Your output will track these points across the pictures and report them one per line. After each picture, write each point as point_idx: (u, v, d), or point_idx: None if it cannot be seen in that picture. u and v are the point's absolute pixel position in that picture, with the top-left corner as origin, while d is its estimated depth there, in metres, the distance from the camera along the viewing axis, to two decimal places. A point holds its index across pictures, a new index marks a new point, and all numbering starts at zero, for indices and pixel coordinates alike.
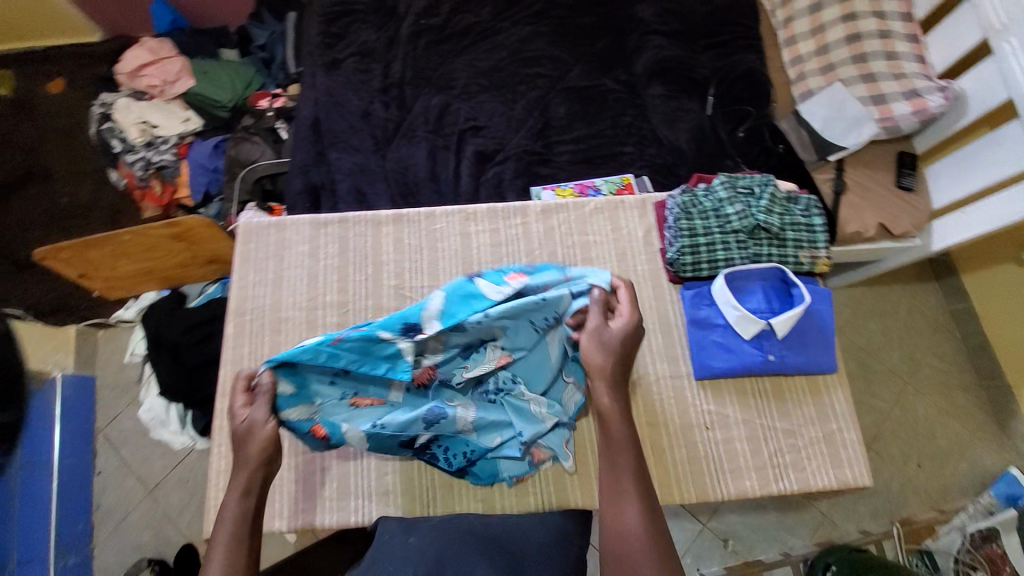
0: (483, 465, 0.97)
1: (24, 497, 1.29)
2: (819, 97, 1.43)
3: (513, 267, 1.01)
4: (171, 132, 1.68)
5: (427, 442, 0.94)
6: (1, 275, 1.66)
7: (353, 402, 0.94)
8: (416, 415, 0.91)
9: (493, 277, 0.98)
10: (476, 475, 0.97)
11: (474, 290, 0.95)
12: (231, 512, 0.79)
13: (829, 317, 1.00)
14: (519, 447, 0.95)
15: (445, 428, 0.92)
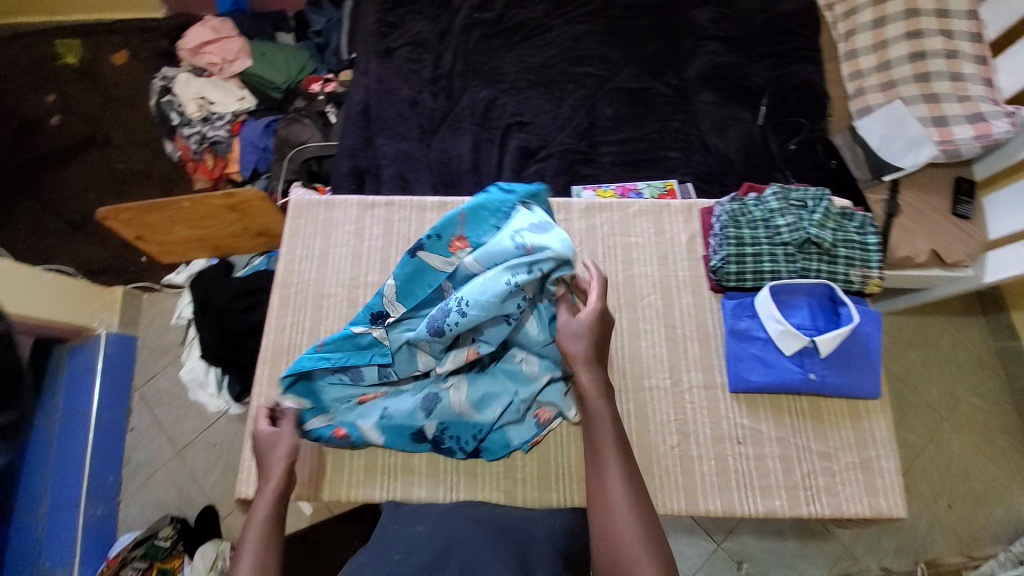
0: (493, 440, 0.98)
1: (60, 445, 1.42)
2: (877, 115, 1.39)
3: (451, 226, 0.97)
4: (226, 109, 1.75)
5: (438, 432, 0.97)
6: (58, 233, 1.75)
7: (360, 399, 1.00)
8: (416, 406, 0.97)
9: (435, 246, 0.96)
10: (488, 452, 0.98)
11: (421, 268, 0.96)
12: (262, 508, 0.82)
13: (877, 341, 0.97)
14: (518, 410, 0.97)
15: (443, 412, 0.96)
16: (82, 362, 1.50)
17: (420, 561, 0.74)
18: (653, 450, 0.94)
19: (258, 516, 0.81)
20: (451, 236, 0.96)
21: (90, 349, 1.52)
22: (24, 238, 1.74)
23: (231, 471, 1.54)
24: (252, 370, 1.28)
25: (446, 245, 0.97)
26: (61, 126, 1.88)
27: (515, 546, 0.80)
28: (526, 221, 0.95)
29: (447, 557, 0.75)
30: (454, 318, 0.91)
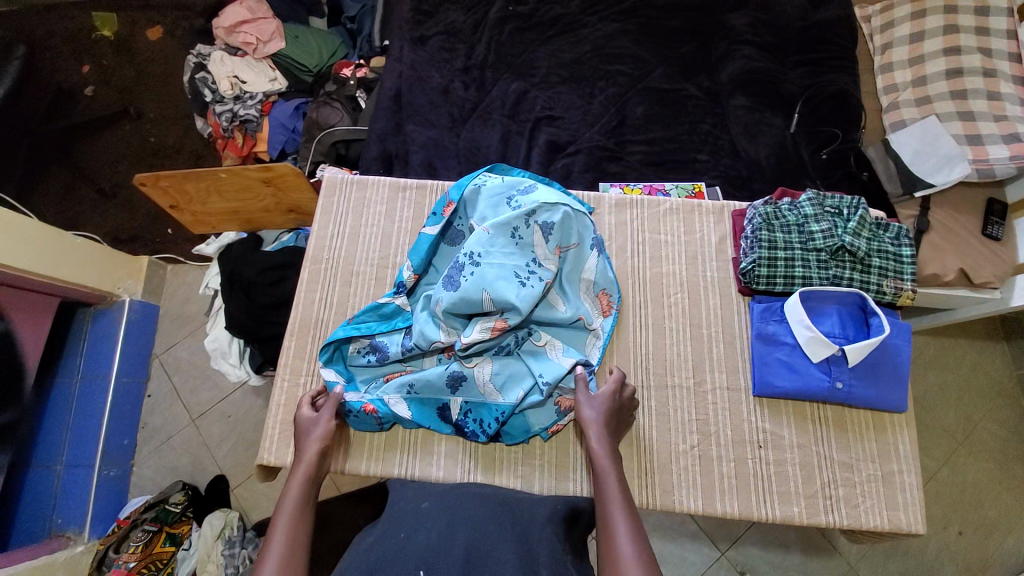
0: (514, 424, 0.99)
1: (79, 406, 1.46)
2: (911, 129, 1.36)
3: (442, 201, 1.10)
4: (257, 89, 1.73)
5: (460, 412, 0.98)
6: (88, 200, 1.78)
7: (387, 377, 1.02)
8: (440, 382, 0.98)
9: (432, 220, 1.08)
10: (507, 436, 0.99)
11: (429, 242, 1.05)
12: (293, 490, 0.84)
13: (906, 353, 0.97)
14: (541, 393, 0.96)
15: (468, 391, 0.98)
16: (106, 325, 1.54)
17: (427, 540, 0.74)
18: (673, 448, 0.97)
19: (290, 494, 0.83)
20: (444, 207, 1.09)
21: (113, 315, 1.55)
22: (55, 203, 1.77)
23: (243, 443, 1.56)
24: (275, 343, 1.30)
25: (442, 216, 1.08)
26: (95, 97, 1.91)
27: (518, 526, 0.80)
28: (507, 185, 1.08)
29: (454, 533, 0.75)
30: (467, 269, 0.97)
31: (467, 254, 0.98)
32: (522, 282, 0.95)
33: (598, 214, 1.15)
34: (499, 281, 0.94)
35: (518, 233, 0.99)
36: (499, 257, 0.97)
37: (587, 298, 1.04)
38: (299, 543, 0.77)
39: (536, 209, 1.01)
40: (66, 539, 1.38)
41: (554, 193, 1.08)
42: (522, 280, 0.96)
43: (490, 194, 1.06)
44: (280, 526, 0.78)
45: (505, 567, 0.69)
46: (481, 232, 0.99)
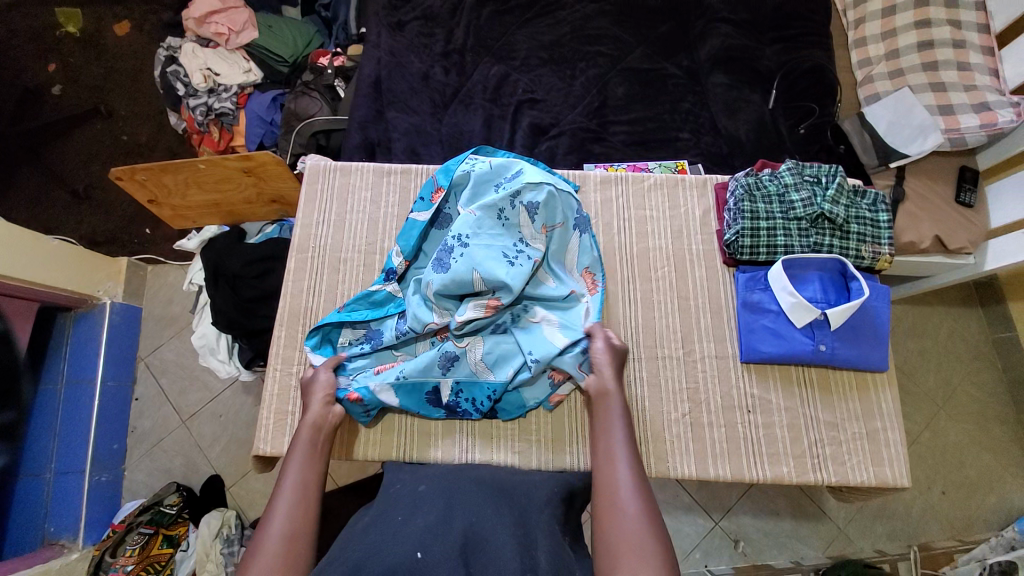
0: (509, 400, 1.00)
1: (65, 413, 1.43)
2: (886, 101, 1.38)
3: (431, 185, 1.10)
4: (232, 81, 1.67)
5: (451, 394, 0.98)
6: (61, 202, 1.73)
7: (377, 368, 1.00)
8: (432, 364, 0.97)
9: (420, 204, 1.08)
10: (503, 412, 1.00)
11: (417, 227, 1.06)
12: (303, 435, 0.89)
13: (886, 315, 1.00)
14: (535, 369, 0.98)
15: (460, 370, 0.98)
16: (89, 329, 1.50)
17: (425, 523, 0.73)
18: (665, 417, 0.99)
19: (301, 437, 0.89)
20: (432, 192, 1.09)
21: (95, 319, 1.51)
22: (26, 207, 1.71)
23: (237, 441, 1.54)
24: (265, 336, 1.28)
25: (430, 201, 1.08)
26: (63, 96, 1.84)
27: (516, 509, 0.81)
28: (494, 167, 1.06)
29: (451, 518, 0.75)
30: (456, 253, 0.96)
31: (455, 237, 0.98)
32: (510, 262, 0.96)
33: (583, 191, 1.16)
34: (489, 261, 0.95)
35: (504, 215, 0.99)
36: (487, 240, 0.97)
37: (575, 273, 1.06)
38: (307, 481, 0.83)
39: (523, 189, 1.00)
40: (60, 547, 1.37)
41: (540, 172, 1.07)
42: (510, 260, 0.96)
43: (478, 175, 1.05)
44: (293, 465, 0.84)
45: (504, 553, 0.70)
46: (469, 215, 0.99)
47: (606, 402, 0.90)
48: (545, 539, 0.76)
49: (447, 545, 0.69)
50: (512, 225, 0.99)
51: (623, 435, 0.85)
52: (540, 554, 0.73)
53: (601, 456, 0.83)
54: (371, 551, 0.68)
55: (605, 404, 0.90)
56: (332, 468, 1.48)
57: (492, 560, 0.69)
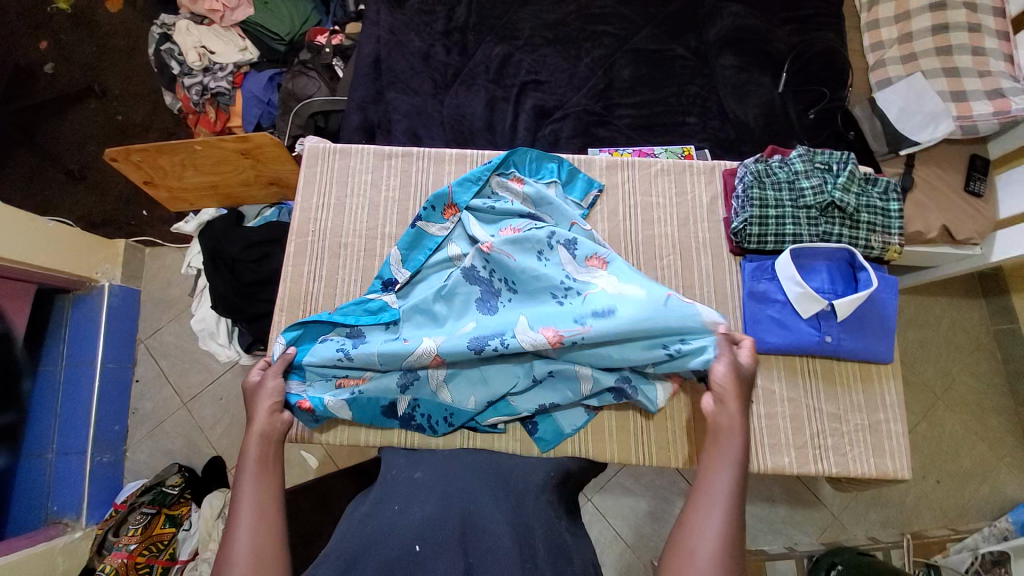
0: (544, 429, 0.98)
1: (65, 395, 1.43)
2: (898, 86, 1.34)
3: (441, 196, 1.07)
4: (228, 60, 1.63)
5: (410, 412, 0.97)
6: (55, 183, 1.70)
7: (339, 382, 0.97)
8: (391, 382, 0.95)
9: (431, 216, 1.07)
10: (541, 442, 0.98)
11: (423, 237, 1.06)
12: (252, 448, 0.83)
13: (893, 306, 0.99)
14: (528, 376, 0.94)
15: (419, 391, 0.95)
16: (87, 311, 1.49)
17: (421, 516, 0.73)
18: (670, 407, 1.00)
19: (249, 447, 0.83)
20: (444, 206, 1.07)
21: (93, 301, 1.50)
22: (20, 187, 1.68)
23: (237, 424, 1.55)
24: (265, 320, 1.27)
25: (440, 214, 1.07)
26: (55, 74, 1.80)
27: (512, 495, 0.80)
28: (521, 206, 1.06)
29: (448, 506, 0.75)
30: (507, 294, 0.99)
31: (488, 266, 0.99)
32: (556, 299, 0.96)
33: (605, 192, 1.14)
34: (537, 305, 0.96)
35: (543, 254, 0.99)
36: (534, 278, 0.97)
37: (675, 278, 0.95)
38: (266, 490, 0.78)
39: (555, 230, 1.01)
40: (63, 526, 1.38)
41: (568, 211, 1.07)
42: (559, 298, 0.95)
43: (499, 211, 1.06)
44: (248, 476, 0.79)
45: (499, 538, 0.69)
46: (499, 254, 0.97)
47: (728, 436, 0.78)
48: (543, 527, 0.76)
49: (446, 539, 0.68)
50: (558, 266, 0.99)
51: (729, 487, 0.72)
52: (537, 542, 0.72)
53: (699, 492, 0.72)
54: (366, 544, 0.68)
55: (721, 443, 0.77)
56: (332, 451, 1.49)
57: (489, 543, 0.69)
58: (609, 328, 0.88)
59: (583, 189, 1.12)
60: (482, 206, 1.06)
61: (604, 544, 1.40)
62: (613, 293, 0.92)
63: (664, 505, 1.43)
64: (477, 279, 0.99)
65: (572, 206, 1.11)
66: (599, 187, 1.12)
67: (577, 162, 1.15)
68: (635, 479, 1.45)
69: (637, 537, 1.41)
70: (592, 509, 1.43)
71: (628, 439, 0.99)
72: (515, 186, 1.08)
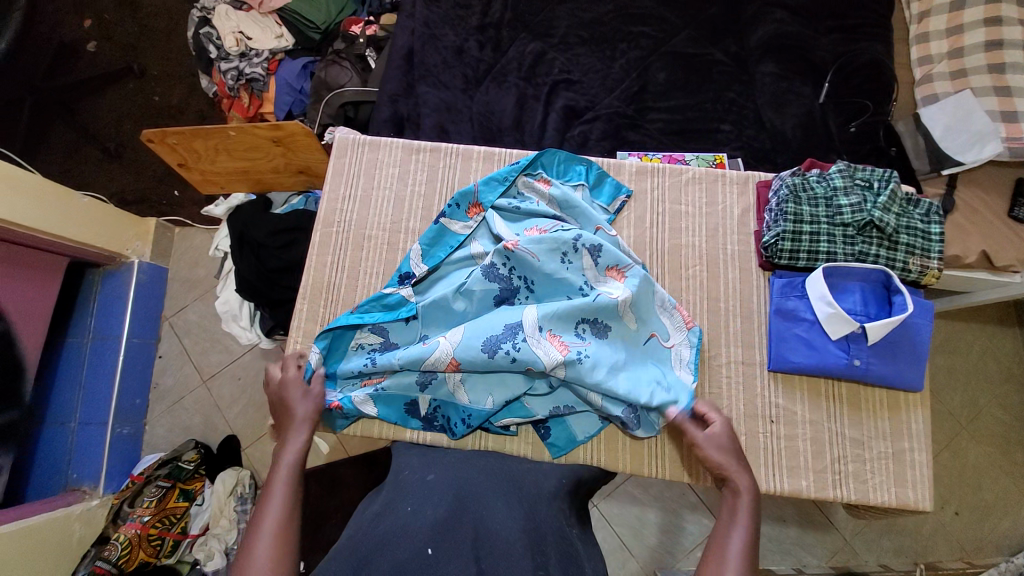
0: (557, 434, 0.97)
1: (90, 365, 1.48)
2: (944, 103, 1.29)
3: (467, 193, 1.07)
4: (264, 47, 1.65)
5: (431, 412, 0.98)
6: (93, 160, 1.75)
7: (363, 383, 0.99)
8: (411, 380, 0.96)
9: (456, 213, 1.07)
10: (554, 448, 0.97)
11: (446, 234, 1.06)
12: (287, 458, 0.83)
13: (928, 333, 0.95)
14: (546, 382, 0.94)
15: (439, 390, 0.96)
16: (116, 286, 1.53)
17: (434, 517, 0.73)
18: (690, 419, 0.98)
19: (285, 458, 0.83)
20: (469, 204, 1.07)
21: (122, 277, 1.55)
22: (60, 162, 1.74)
23: (253, 405, 1.58)
24: (287, 307, 1.29)
25: (464, 211, 1.07)
26: (97, 53, 1.85)
27: (525, 502, 0.80)
28: (546, 208, 1.06)
29: (461, 512, 0.75)
30: (524, 293, 0.99)
31: (508, 264, 0.98)
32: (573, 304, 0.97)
33: (631, 198, 1.12)
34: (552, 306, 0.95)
35: (566, 257, 0.98)
36: (554, 284, 0.97)
37: (666, 313, 0.99)
38: (293, 508, 0.77)
39: (581, 233, 0.99)
40: (82, 493, 1.42)
41: (592, 215, 1.05)
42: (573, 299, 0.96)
43: (524, 212, 1.05)
44: (278, 490, 0.78)
45: (512, 546, 0.69)
46: (522, 252, 0.96)
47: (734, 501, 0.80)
48: (553, 535, 0.76)
49: (457, 546, 0.68)
50: (579, 267, 0.99)
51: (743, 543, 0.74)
52: (550, 552, 0.72)
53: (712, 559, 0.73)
54: (380, 543, 0.69)
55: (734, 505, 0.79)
56: (343, 438, 1.51)
57: (502, 553, 0.69)
58: (606, 347, 0.93)
59: (611, 193, 1.11)
60: (508, 206, 1.06)
61: (608, 551, 1.39)
62: (612, 316, 0.94)
63: (670, 517, 1.41)
64: (496, 277, 0.98)
65: (599, 210, 1.09)
66: (627, 192, 1.10)
67: (606, 166, 1.13)
68: (643, 488, 1.44)
69: (641, 547, 1.40)
70: (597, 515, 1.42)
71: (641, 450, 0.98)
72: (542, 187, 1.07)
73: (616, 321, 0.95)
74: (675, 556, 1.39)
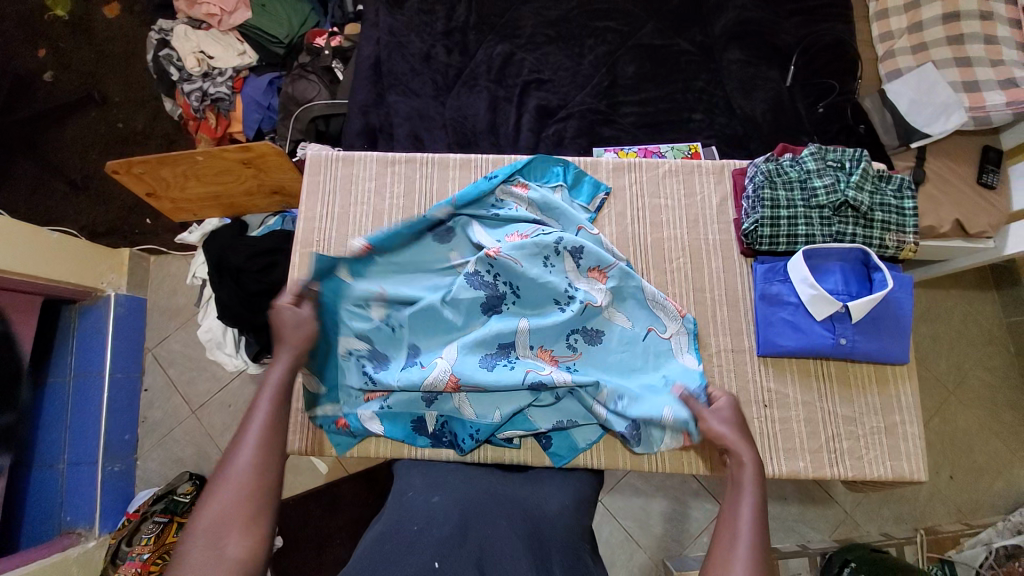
0: (558, 444, 0.96)
1: (75, 404, 1.43)
2: (907, 78, 1.31)
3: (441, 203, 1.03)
4: (228, 64, 1.61)
5: (437, 428, 0.97)
6: (59, 193, 1.70)
7: (366, 397, 0.98)
8: (415, 398, 0.95)
9: (420, 218, 1.02)
10: (556, 457, 0.96)
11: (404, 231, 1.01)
12: (278, 368, 0.79)
13: (909, 306, 0.97)
14: (552, 394, 0.95)
15: (443, 406, 0.95)
16: (94, 321, 1.49)
17: (440, 534, 0.72)
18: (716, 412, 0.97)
19: (275, 371, 0.78)
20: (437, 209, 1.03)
21: (100, 311, 1.50)
22: (24, 198, 1.68)
23: None
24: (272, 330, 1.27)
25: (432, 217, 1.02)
26: (55, 83, 1.79)
27: (529, 521, 0.79)
28: (524, 212, 1.05)
29: (465, 531, 0.74)
30: (510, 300, 0.98)
31: (492, 271, 0.97)
32: (561, 308, 0.97)
33: (611, 195, 1.12)
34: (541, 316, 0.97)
35: (549, 260, 0.98)
36: (537, 289, 0.97)
37: (659, 308, 1.00)
38: (278, 418, 0.73)
39: (562, 235, 0.99)
40: (76, 536, 1.38)
41: (577, 216, 1.05)
42: (561, 305, 0.97)
43: (502, 219, 1.04)
44: (261, 406, 0.73)
45: (518, 560, 0.70)
46: (505, 259, 0.96)
47: (739, 472, 0.78)
48: (559, 548, 0.77)
49: (463, 563, 0.68)
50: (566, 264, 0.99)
51: (755, 513, 0.71)
52: (554, 566, 0.73)
53: (723, 529, 0.71)
54: (386, 560, 0.69)
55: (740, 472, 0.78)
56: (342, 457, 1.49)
57: (507, 569, 0.69)
58: (597, 355, 0.98)
59: (590, 190, 1.11)
60: (487, 215, 1.05)
61: (616, 544, 1.40)
62: (602, 323, 0.99)
63: (675, 505, 1.42)
64: (481, 284, 0.97)
65: (579, 209, 1.09)
66: (606, 189, 1.10)
67: (582, 164, 1.13)
68: (646, 480, 1.44)
69: (648, 537, 1.40)
70: (602, 510, 1.42)
71: None
72: (520, 192, 1.06)
73: (607, 326, 0.99)
74: (680, 542, 1.40)
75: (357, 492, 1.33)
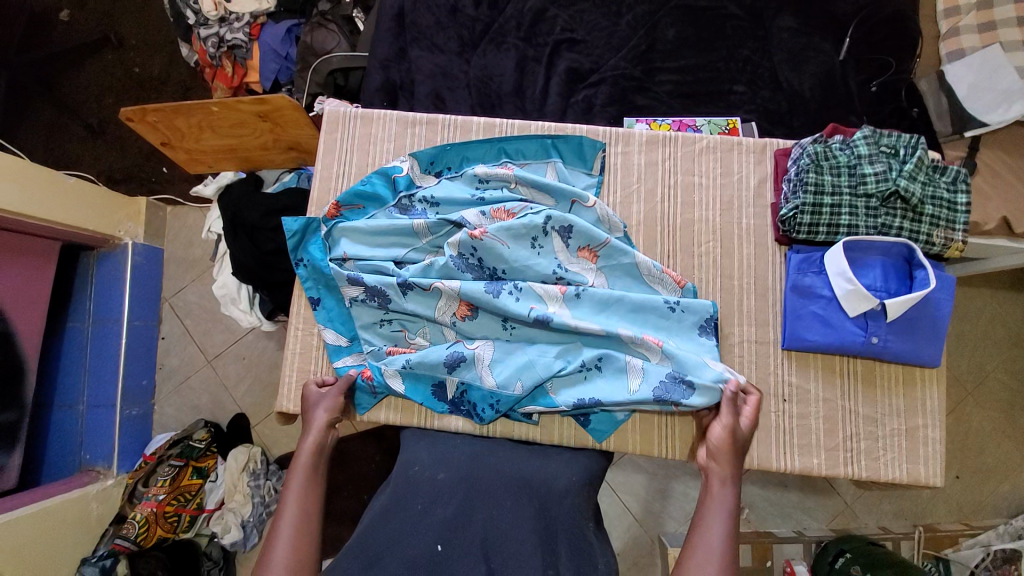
0: (600, 420, 0.95)
1: (93, 349, 1.47)
2: (971, 59, 1.20)
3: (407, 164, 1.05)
4: (244, 9, 1.53)
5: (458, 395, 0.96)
6: (77, 137, 1.68)
7: (388, 350, 0.99)
8: (438, 361, 0.94)
9: (403, 182, 1.04)
10: (597, 434, 0.95)
11: (380, 188, 1.04)
12: (304, 457, 0.87)
13: (948, 309, 0.92)
14: (579, 363, 0.93)
15: (467, 372, 0.94)
16: (111, 268, 1.50)
17: (444, 514, 0.76)
18: None
19: (303, 458, 0.87)
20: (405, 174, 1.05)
21: (117, 258, 1.50)
22: (42, 140, 1.66)
23: (260, 384, 1.58)
24: (285, 289, 1.26)
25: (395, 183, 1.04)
26: (71, 22, 1.73)
27: (536, 500, 0.79)
28: (516, 196, 1.00)
29: (472, 510, 0.77)
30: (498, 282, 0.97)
31: (476, 254, 0.95)
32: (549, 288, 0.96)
33: (608, 151, 1.07)
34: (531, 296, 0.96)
35: (537, 242, 0.95)
36: (523, 271, 0.95)
37: (656, 281, 0.97)
38: (310, 512, 0.81)
39: (550, 213, 0.95)
40: (97, 473, 1.44)
41: (566, 191, 0.99)
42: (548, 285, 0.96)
43: (489, 200, 1.00)
44: (291, 498, 0.82)
45: (522, 546, 0.73)
46: (490, 241, 0.93)
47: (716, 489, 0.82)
48: (565, 530, 0.78)
49: (464, 549, 0.73)
50: (588, 237, 0.96)
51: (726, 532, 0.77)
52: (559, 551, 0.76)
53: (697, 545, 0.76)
54: (390, 543, 0.73)
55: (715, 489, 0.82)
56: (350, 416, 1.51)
57: (512, 559, 0.73)
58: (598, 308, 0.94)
59: (586, 152, 1.05)
60: (467, 198, 1.01)
61: (614, 517, 1.43)
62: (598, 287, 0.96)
63: (675, 485, 1.43)
64: (468, 266, 0.96)
65: (580, 176, 1.05)
66: (602, 146, 1.05)
67: (577, 131, 1.07)
68: (648, 458, 1.45)
69: (647, 513, 1.42)
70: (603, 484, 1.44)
71: (651, 432, 0.98)
72: (506, 173, 1.00)
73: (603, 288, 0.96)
74: (677, 519, 1.42)
75: (366, 449, 1.37)
